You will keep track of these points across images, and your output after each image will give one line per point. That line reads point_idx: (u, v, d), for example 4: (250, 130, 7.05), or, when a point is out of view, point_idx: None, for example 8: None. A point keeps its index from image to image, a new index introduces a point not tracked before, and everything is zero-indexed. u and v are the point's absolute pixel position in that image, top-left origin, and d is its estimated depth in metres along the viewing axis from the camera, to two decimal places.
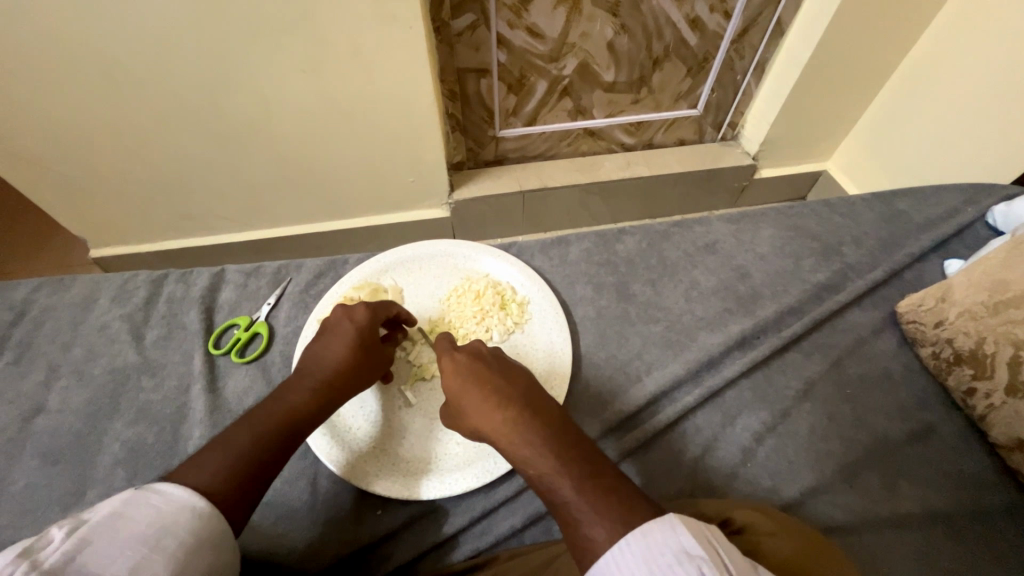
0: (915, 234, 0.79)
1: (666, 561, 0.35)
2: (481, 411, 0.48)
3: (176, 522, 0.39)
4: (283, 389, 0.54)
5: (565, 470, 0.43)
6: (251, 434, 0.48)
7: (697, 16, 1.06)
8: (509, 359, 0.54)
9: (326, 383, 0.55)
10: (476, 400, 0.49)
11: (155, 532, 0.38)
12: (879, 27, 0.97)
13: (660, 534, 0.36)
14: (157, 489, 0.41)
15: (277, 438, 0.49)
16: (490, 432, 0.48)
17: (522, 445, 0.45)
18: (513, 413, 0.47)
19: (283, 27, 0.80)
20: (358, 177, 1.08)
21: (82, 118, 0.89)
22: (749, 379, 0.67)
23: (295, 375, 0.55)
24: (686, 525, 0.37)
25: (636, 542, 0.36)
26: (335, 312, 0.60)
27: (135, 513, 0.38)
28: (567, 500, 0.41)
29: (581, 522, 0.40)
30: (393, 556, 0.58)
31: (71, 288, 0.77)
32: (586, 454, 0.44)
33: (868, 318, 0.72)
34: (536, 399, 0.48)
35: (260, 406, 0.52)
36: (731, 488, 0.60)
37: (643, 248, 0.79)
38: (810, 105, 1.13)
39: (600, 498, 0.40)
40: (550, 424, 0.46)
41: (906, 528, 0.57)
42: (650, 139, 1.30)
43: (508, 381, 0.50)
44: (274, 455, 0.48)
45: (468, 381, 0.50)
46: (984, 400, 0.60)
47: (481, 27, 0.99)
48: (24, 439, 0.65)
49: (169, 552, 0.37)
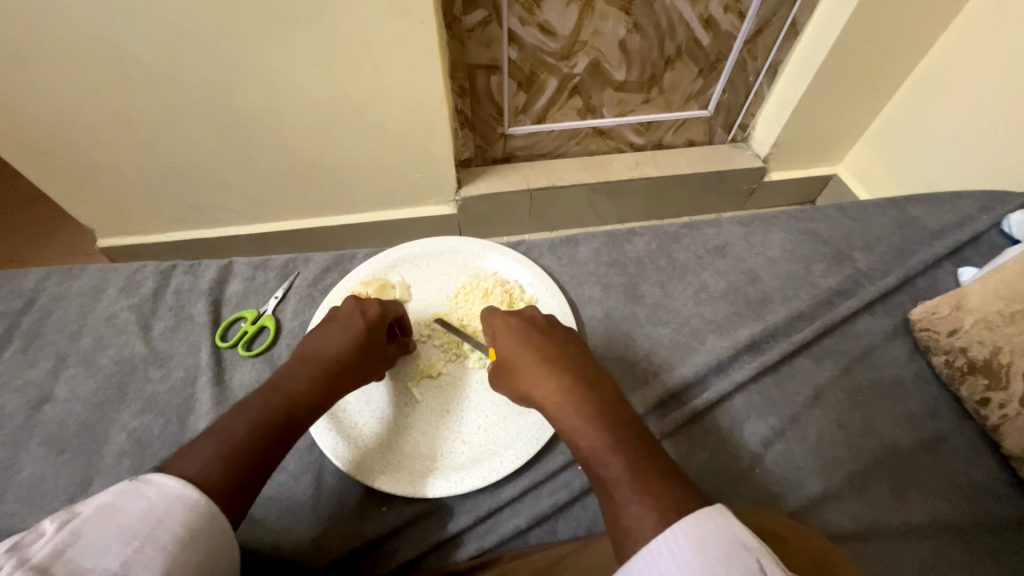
0: (929, 240, 0.78)
1: (722, 551, 0.34)
2: (534, 379, 0.51)
3: (168, 514, 0.39)
4: (285, 377, 0.53)
5: (616, 447, 0.44)
6: (246, 424, 0.47)
7: (710, 15, 1.05)
8: (566, 333, 0.56)
9: (329, 374, 0.54)
10: (534, 370, 0.51)
11: (146, 524, 0.37)
12: (896, 31, 0.96)
13: (714, 525, 0.36)
14: (151, 480, 0.41)
15: (279, 426, 0.49)
16: (542, 401, 0.50)
17: (572, 415, 0.47)
18: (567, 384, 0.49)
19: (293, 19, 0.79)
20: (366, 172, 1.08)
21: (91, 106, 0.89)
22: (758, 384, 0.66)
23: (301, 360, 0.55)
24: (741, 522, 0.36)
25: (689, 528, 0.36)
26: (347, 304, 0.60)
27: (126, 504, 0.38)
28: (614, 477, 0.42)
29: (625, 500, 0.40)
30: (397, 553, 0.58)
31: (80, 277, 0.77)
32: (637, 433, 0.45)
33: (879, 324, 0.71)
34: (590, 375, 0.51)
35: (259, 393, 0.51)
36: (739, 493, 0.59)
37: (652, 249, 0.79)
38: (824, 109, 1.12)
39: (648, 478, 0.41)
40: (602, 403, 0.47)
41: (915, 537, 0.57)
42: (660, 139, 1.29)
43: (564, 355, 0.52)
44: (272, 444, 0.48)
45: (528, 352, 0.53)
46: (997, 410, 0.59)
47: (493, 23, 0.98)
48: (30, 427, 0.65)
49: (161, 545, 0.37)
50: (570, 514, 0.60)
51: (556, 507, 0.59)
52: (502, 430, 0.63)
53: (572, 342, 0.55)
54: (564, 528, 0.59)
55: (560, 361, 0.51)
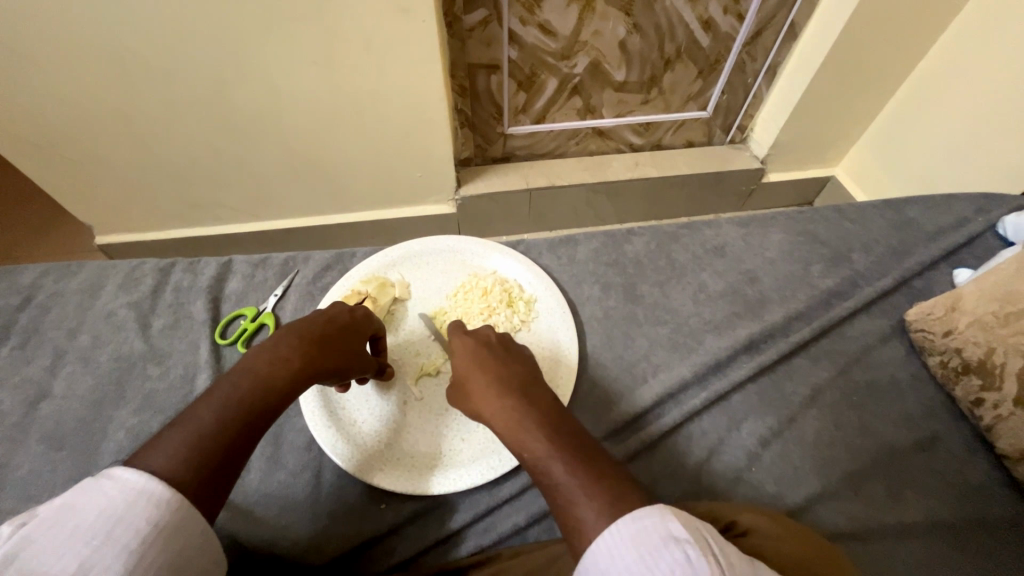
0: (925, 242, 0.78)
1: (653, 545, 0.36)
2: (478, 395, 0.52)
3: (129, 511, 0.38)
4: (256, 358, 0.51)
5: (558, 454, 0.44)
6: (216, 411, 0.46)
7: (710, 17, 1.05)
8: (511, 347, 0.57)
9: (304, 355, 0.52)
10: (478, 384, 0.52)
11: (105, 524, 0.37)
12: (893, 34, 0.96)
13: (648, 520, 0.37)
14: (112, 475, 0.40)
15: (251, 412, 0.47)
16: (487, 415, 0.50)
17: (514, 426, 0.48)
18: (508, 397, 0.50)
19: (294, 17, 0.79)
20: (365, 170, 1.08)
21: (89, 102, 0.89)
22: (755, 384, 0.67)
23: (273, 341, 0.53)
24: (676, 514, 0.38)
25: (624, 525, 0.38)
26: (334, 303, 0.61)
27: (83, 504, 0.38)
28: (557, 482, 0.43)
29: (569, 503, 0.41)
30: (396, 551, 0.58)
31: (79, 274, 0.77)
32: (579, 438, 0.46)
33: (876, 325, 0.71)
34: (532, 387, 0.52)
35: (229, 376, 0.49)
36: (735, 492, 0.60)
37: (651, 249, 0.79)
38: (822, 111, 1.12)
39: (590, 481, 0.42)
40: (543, 414, 0.48)
41: (909, 536, 0.57)
42: (659, 140, 1.30)
43: (507, 369, 0.53)
44: (244, 431, 0.46)
45: (471, 368, 0.54)
46: (991, 410, 0.60)
47: (493, 22, 0.98)
48: (29, 424, 0.65)
49: (122, 544, 0.37)
50: None
51: None
52: None
53: (515, 356, 0.56)
54: None
55: (504, 376, 0.52)
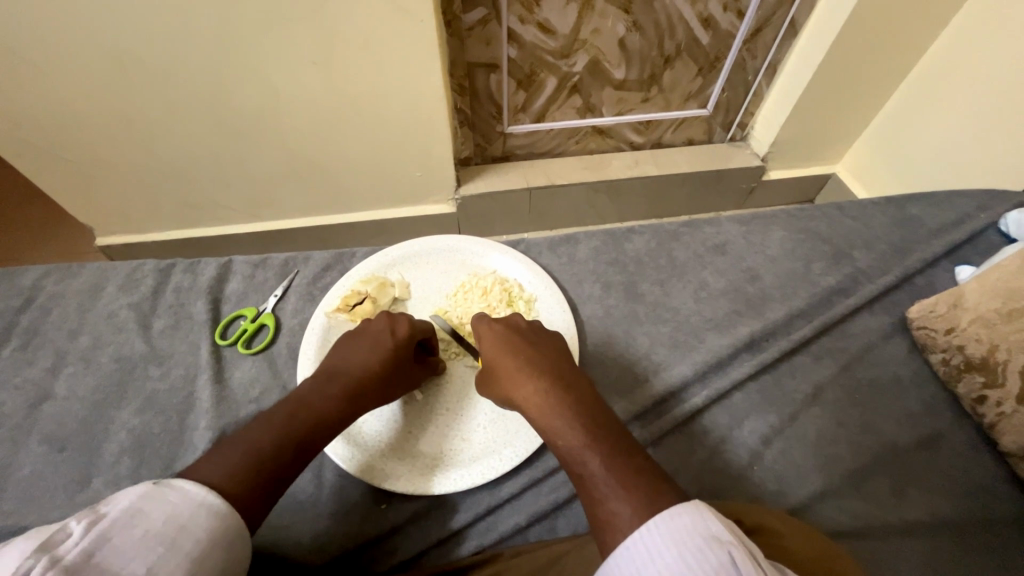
0: (926, 239, 0.78)
1: (695, 545, 0.35)
2: (514, 381, 0.52)
3: (192, 521, 0.38)
4: (310, 393, 0.53)
5: (594, 446, 0.45)
6: (272, 439, 0.47)
7: (710, 14, 1.05)
8: (546, 336, 0.58)
9: (356, 393, 0.54)
10: (514, 371, 0.53)
11: (171, 531, 0.37)
12: (894, 31, 0.96)
13: (688, 519, 0.37)
14: (175, 485, 0.40)
15: (299, 445, 0.49)
16: (522, 403, 0.51)
17: (552, 415, 0.48)
18: (545, 386, 0.51)
19: (293, 18, 0.79)
20: (364, 170, 1.08)
21: (89, 103, 0.89)
22: (757, 382, 0.66)
23: (330, 375, 0.55)
24: (714, 514, 0.37)
25: (663, 523, 0.37)
26: (379, 320, 0.60)
27: (152, 508, 0.38)
28: (593, 474, 0.43)
29: (604, 495, 0.42)
30: (397, 550, 0.58)
31: (79, 275, 0.77)
32: (614, 431, 0.46)
33: (878, 323, 0.71)
34: (568, 376, 0.52)
35: (283, 408, 0.51)
36: (738, 490, 0.60)
37: (652, 248, 0.79)
38: (823, 108, 1.12)
39: (626, 475, 0.42)
40: (580, 404, 0.49)
41: (912, 533, 0.57)
42: (659, 138, 1.29)
43: (543, 357, 0.54)
44: (294, 460, 0.48)
45: (506, 353, 0.55)
46: (994, 407, 0.60)
47: (492, 21, 0.98)
48: (30, 426, 0.65)
49: (186, 552, 0.37)
50: (569, 511, 0.60)
51: (555, 504, 0.59)
52: (501, 428, 0.63)
53: (552, 347, 0.56)
54: (563, 525, 0.59)
55: (539, 363, 0.53)
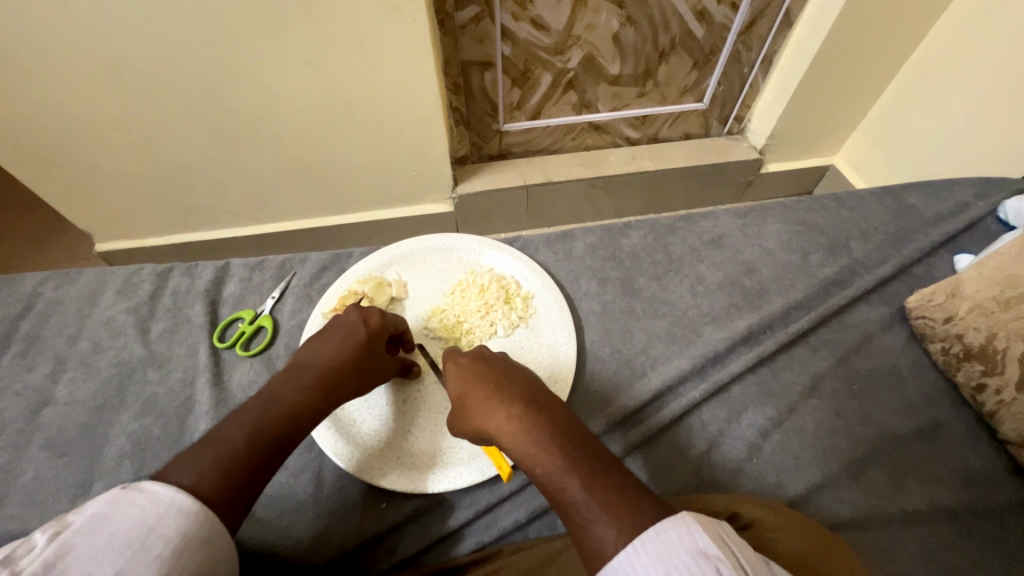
0: (925, 228, 0.78)
1: (683, 561, 0.36)
2: (484, 411, 0.51)
3: (162, 521, 0.39)
4: (280, 386, 0.52)
5: (573, 470, 0.44)
6: (243, 434, 0.47)
7: (704, 7, 1.04)
8: (512, 361, 0.57)
9: (327, 385, 0.54)
10: (482, 401, 0.52)
11: (138, 534, 0.37)
12: (888, 21, 0.95)
13: (676, 534, 0.37)
14: (143, 488, 0.40)
15: (270, 440, 0.48)
16: (495, 432, 0.50)
17: (527, 442, 0.47)
18: (515, 412, 0.50)
19: (283, 19, 0.79)
20: (361, 171, 1.08)
21: (84, 110, 0.89)
22: (755, 374, 0.66)
23: (297, 367, 0.55)
24: (702, 523, 0.37)
25: (651, 540, 0.37)
26: (350, 311, 0.59)
27: (119, 513, 0.38)
28: (575, 500, 0.43)
29: (588, 522, 0.41)
30: (399, 548, 0.58)
31: (78, 281, 0.77)
32: (592, 450, 0.46)
33: (876, 313, 0.71)
34: (540, 398, 0.51)
35: (255, 402, 0.51)
36: (737, 483, 0.60)
37: (648, 242, 0.79)
38: (819, 100, 1.11)
39: (610, 498, 0.42)
40: (553, 426, 0.48)
41: (913, 523, 0.57)
42: (655, 133, 1.29)
43: (511, 383, 0.53)
44: (267, 453, 0.48)
45: (474, 384, 0.54)
46: (993, 396, 0.59)
47: (485, 19, 0.98)
48: (31, 430, 0.65)
49: (156, 553, 0.37)
50: None
51: None
52: None
53: (518, 370, 0.56)
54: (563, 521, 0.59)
55: (507, 390, 0.52)
